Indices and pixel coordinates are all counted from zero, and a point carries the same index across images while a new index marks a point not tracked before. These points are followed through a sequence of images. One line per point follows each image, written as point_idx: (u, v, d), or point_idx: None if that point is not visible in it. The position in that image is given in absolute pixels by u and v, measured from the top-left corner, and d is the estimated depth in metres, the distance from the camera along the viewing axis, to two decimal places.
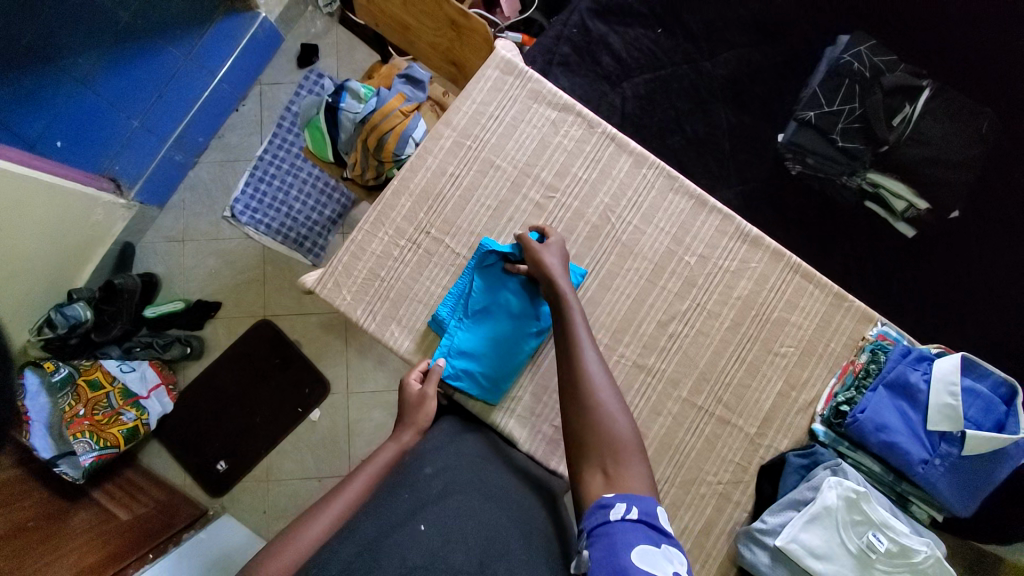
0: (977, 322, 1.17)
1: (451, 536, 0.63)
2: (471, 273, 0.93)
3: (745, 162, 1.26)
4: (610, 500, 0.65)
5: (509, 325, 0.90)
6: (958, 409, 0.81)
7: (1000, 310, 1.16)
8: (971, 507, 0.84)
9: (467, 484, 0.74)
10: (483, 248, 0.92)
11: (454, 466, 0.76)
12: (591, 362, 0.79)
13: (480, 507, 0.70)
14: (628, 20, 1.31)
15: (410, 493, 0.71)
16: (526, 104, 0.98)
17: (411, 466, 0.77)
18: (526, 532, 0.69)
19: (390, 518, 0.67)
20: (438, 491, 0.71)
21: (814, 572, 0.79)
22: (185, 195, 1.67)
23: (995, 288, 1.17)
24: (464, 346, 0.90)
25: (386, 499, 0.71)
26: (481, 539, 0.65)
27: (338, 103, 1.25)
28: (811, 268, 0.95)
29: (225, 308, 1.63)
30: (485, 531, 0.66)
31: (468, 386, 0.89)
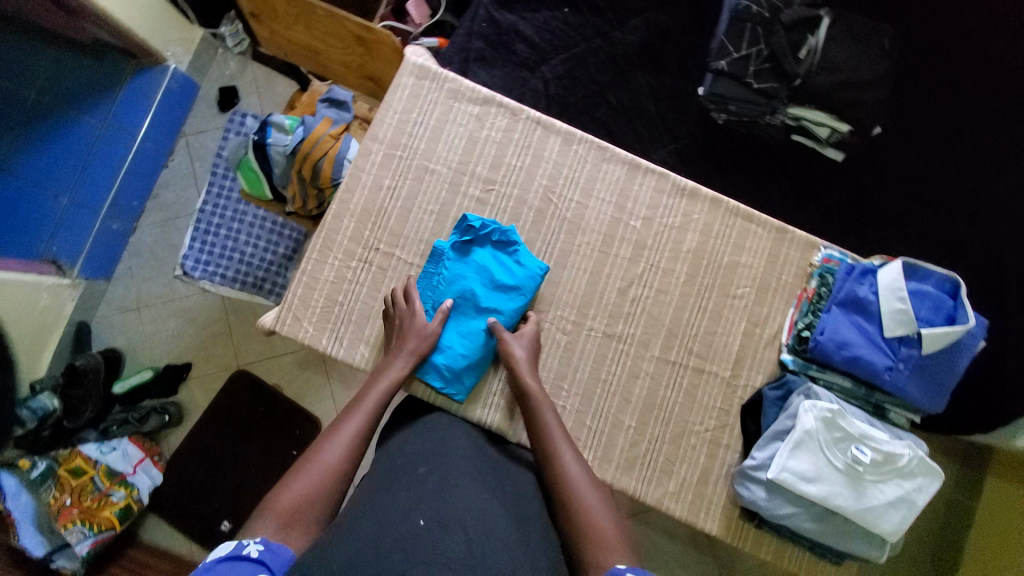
0: (916, 228, 1.23)
1: (451, 526, 0.60)
2: (428, 279, 0.92)
3: (673, 121, 1.31)
4: (620, 569, 0.61)
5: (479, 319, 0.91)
6: (908, 311, 0.84)
7: (936, 211, 1.23)
8: (943, 401, 0.88)
9: (463, 475, 0.70)
10: (437, 251, 0.93)
11: (446, 460, 0.74)
12: (570, 462, 0.77)
13: (480, 496, 0.67)
14: (534, 5, 1.32)
15: (406, 488, 0.67)
16: (448, 105, 0.99)
17: (406, 467, 0.73)
18: (519, 520, 0.68)
19: (388, 513, 0.63)
20: (437, 484, 0.67)
21: (808, 495, 0.82)
22: (132, 261, 1.62)
23: (924, 193, 1.24)
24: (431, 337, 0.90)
25: (379, 497, 0.67)
26: (481, 529, 0.61)
27: (264, 139, 1.23)
28: (749, 208, 0.99)
29: (197, 368, 1.59)
30: (488, 523, 0.63)
31: (432, 379, 0.89)
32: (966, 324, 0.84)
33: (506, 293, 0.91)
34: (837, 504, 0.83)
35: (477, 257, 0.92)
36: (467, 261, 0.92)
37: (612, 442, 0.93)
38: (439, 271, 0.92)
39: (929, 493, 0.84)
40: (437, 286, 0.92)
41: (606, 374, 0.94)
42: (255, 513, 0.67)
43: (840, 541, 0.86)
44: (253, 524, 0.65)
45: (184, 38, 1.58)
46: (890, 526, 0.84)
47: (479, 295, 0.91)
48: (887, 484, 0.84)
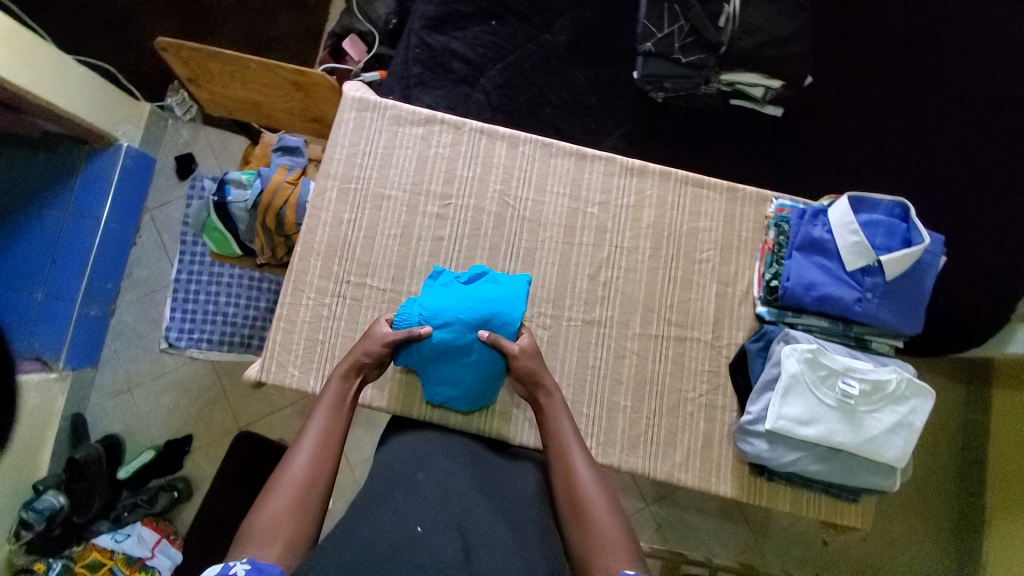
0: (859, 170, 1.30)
1: (450, 529, 0.64)
2: (410, 319, 0.89)
3: (615, 109, 1.35)
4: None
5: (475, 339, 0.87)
6: (864, 242, 0.87)
7: (871, 151, 1.31)
8: (919, 322, 0.90)
9: (463, 482, 0.72)
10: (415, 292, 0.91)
11: (441, 467, 0.74)
12: (580, 462, 0.76)
13: (476, 501, 0.69)
14: (462, 23, 1.36)
15: (405, 494, 0.69)
16: (392, 131, 1.01)
17: (403, 472, 0.73)
18: (517, 523, 0.69)
19: (388, 518, 0.65)
20: (437, 488, 0.69)
21: (807, 437, 0.84)
22: (115, 344, 1.61)
23: (857, 135, 1.32)
24: (434, 371, 0.88)
25: (379, 506, 0.68)
26: (477, 534, 0.65)
27: (224, 198, 1.25)
28: (698, 175, 1.02)
29: (198, 437, 1.58)
30: (483, 525, 0.66)
31: (454, 404, 0.91)
32: (922, 243, 0.86)
33: (499, 305, 0.88)
34: (837, 440, 0.84)
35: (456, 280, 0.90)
36: (444, 288, 0.89)
37: (612, 424, 0.94)
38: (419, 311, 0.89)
39: (925, 413, 0.86)
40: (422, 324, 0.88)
41: (593, 360, 0.96)
42: (235, 541, 0.66)
43: (848, 477, 0.87)
44: (234, 552, 0.65)
45: (132, 116, 1.60)
46: (894, 453, 0.85)
47: (468, 316, 0.87)
48: (882, 412, 0.85)
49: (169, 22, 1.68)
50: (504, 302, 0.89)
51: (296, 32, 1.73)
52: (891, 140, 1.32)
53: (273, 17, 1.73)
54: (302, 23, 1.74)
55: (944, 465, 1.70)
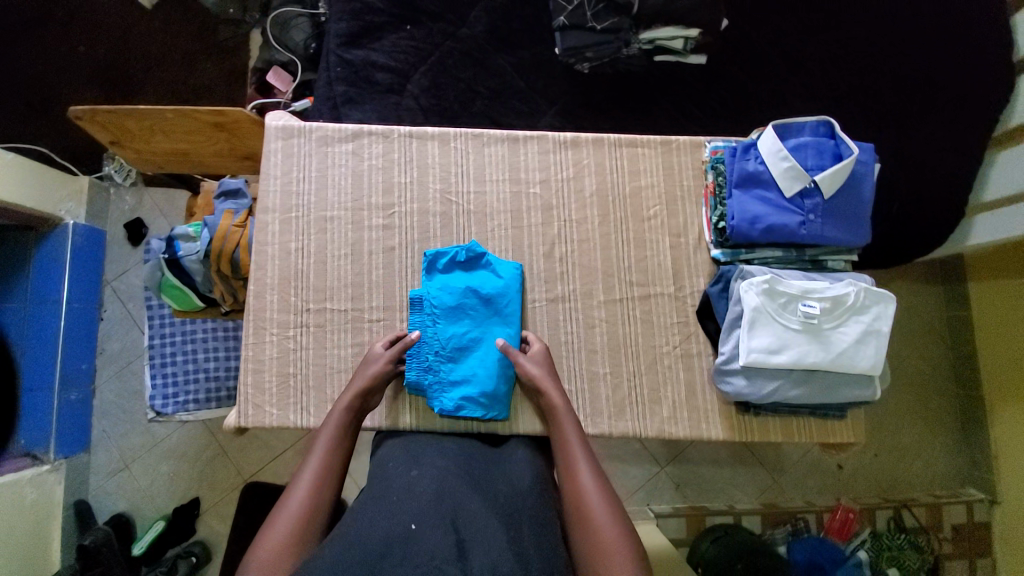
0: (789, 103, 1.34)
1: (442, 526, 0.61)
2: (420, 325, 0.93)
3: (545, 88, 1.36)
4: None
5: (489, 338, 0.93)
6: (797, 166, 0.88)
7: (798, 80, 1.34)
8: (866, 232, 0.93)
9: (454, 476, 0.73)
10: (417, 300, 0.94)
11: (434, 463, 0.77)
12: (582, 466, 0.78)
13: (470, 498, 0.68)
14: (377, 33, 1.35)
15: (399, 492, 0.69)
16: (322, 151, 1.00)
17: (399, 470, 0.76)
18: (511, 521, 0.67)
19: (381, 519, 0.63)
20: (431, 485, 0.70)
21: (780, 365, 0.85)
22: (103, 423, 1.58)
23: (781, 68, 1.35)
24: (453, 375, 0.91)
25: (371, 506, 0.67)
26: (472, 529, 0.62)
27: (175, 254, 1.23)
28: (631, 135, 1.03)
29: (206, 497, 1.56)
30: (476, 519, 0.64)
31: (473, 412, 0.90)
32: (852, 155, 0.88)
33: (499, 305, 0.94)
34: (811, 362, 0.85)
35: (459, 280, 0.95)
36: (452, 288, 0.93)
37: (596, 394, 0.95)
38: (427, 316, 0.93)
39: (889, 317, 0.89)
40: (434, 329, 0.92)
41: (565, 336, 0.97)
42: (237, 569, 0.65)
43: (829, 394, 0.89)
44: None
45: (75, 192, 1.56)
46: (868, 361, 0.87)
47: (483, 309, 0.94)
48: (848, 326, 0.87)
49: (89, 91, 1.65)
50: (503, 303, 0.94)
51: (219, 77, 1.71)
52: (816, 65, 1.34)
53: (193, 65, 1.70)
54: (223, 66, 1.72)
55: (936, 366, 1.74)
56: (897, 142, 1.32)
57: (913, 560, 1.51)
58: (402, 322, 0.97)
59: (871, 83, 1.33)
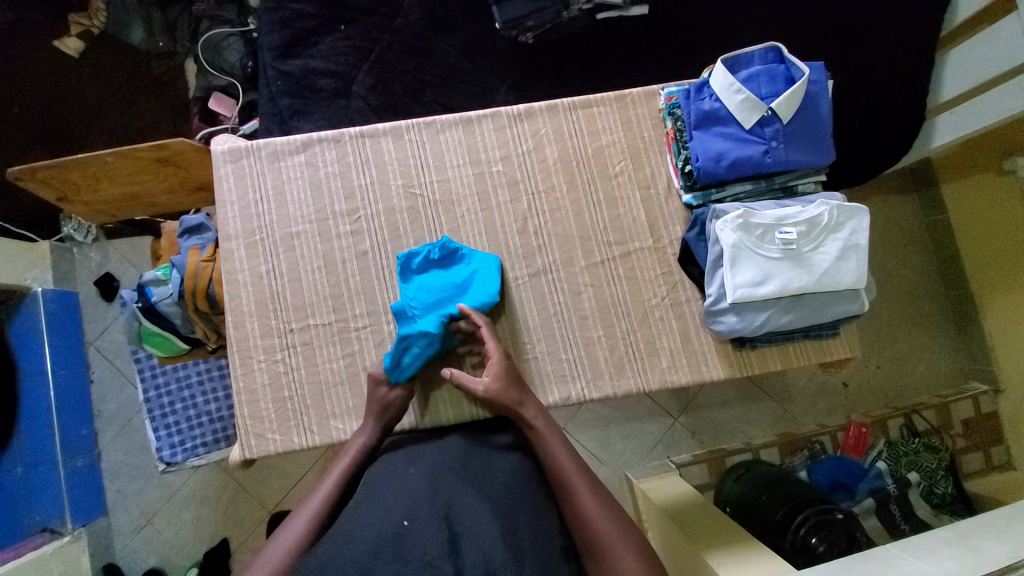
0: (735, 37, 1.33)
1: (434, 521, 0.64)
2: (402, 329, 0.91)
3: (492, 65, 1.33)
4: None
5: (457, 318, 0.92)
6: (751, 96, 0.87)
7: (741, 12, 1.33)
8: (829, 150, 0.93)
9: (449, 470, 0.74)
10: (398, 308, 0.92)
11: (432, 458, 0.78)
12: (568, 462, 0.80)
13: (464, 490, 0.70)
14: (312, 39, 1.31)
15: (395, 491, 0.71)
16: (274, 167, 0.97)
17: (398, 468, 0.78)
18: (504, 511, 0.69)
19: (375, 518, 0.66)
20: (425, 482, 0.71)
21: (767, 295, 0.86)
22: (117, 484, 1.56)
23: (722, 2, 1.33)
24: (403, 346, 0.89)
25: (366, 506, 0.69)
26: (466, 523, 0.65)
27: (149, 300, 1.20)
28: (584, 95, 1.01)
29: (234, 536, 1.55)
30: (470, 514, 0.66)
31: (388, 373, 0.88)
32: (803, 76, 0.88)
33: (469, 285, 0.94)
34: (797, 286, 0.86)
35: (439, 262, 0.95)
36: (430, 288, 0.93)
37: (594, 359, 0.95)
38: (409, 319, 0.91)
39: (865, 229, 0.89)
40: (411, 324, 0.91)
41: (553, 307, 0.96)
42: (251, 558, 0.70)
43: (819, 315, 0.89)
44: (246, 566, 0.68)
45: (36, 258, 1.51)
46: (851, 276, 0.88)
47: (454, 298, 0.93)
48: (827, 245, 0.87)
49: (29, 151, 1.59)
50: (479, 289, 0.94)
51: (161, 113, 1.66)
52: None
53: (131, 106, 1.64)
54: (164, 102, 1.66)
55: (922, 273, 1.77)
56: (848, 58, 1.32)
57: (928, 461, 1.54)
58: (389, 324, 0.95)
59: (815, 2, 1.32)
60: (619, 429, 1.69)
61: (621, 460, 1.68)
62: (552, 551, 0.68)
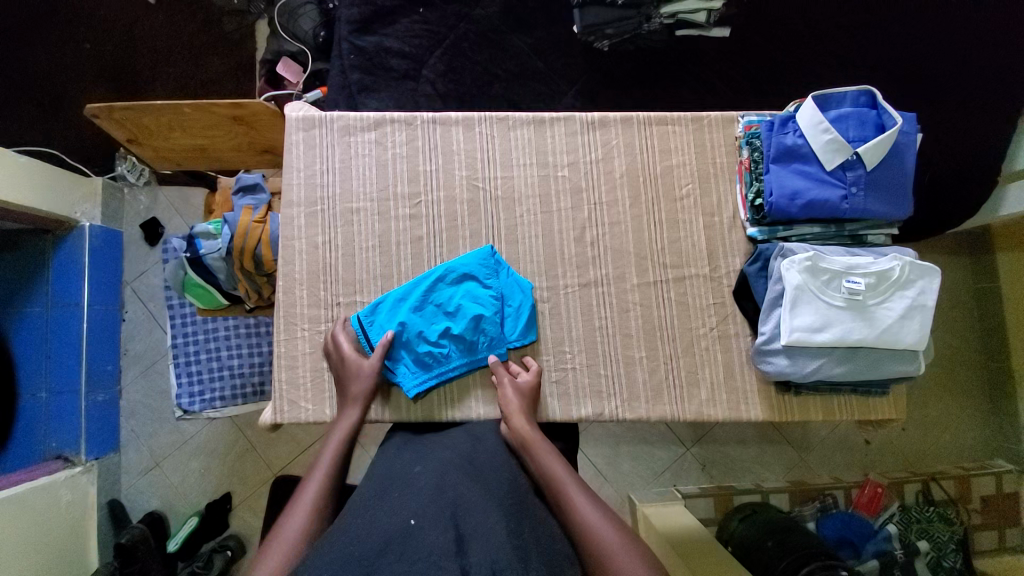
0: (815, 73, 1.30)
1: (440, 519, 0.62)
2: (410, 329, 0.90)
3: (564, 68, 1.32)
4: None
5: (435, 360, 0.90)
6: (838, 137, 0.85)
7: (824, 50, 1.30)
8: (908, 204, 0.90)
9: (455, 470, 0.74)
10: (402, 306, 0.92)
11: (439, 457, 0.78)
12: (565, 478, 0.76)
13: (472, 492, 0.69)
14: (390, 18, 1.31)
15: (402, 488, 0.70)
16: (344, 142, 0.97)
17: (401, 469, 0.77)
18: (516, 516, 0.66)
19: (381, 518, 0.64)
20: (431, 483, 0.70)
21: (824, 343, 0.83)
22: (132, 423, 1.60)
23: (806, 36, 1.30)
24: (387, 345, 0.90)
25: (373, 503, 0.68)
26: (472, 523, 0.62)
27: (197, 252, 1.22)
28: (660, 112, 1.00)
29: (237, 492, 1.58)
30: (477, 516, 0.63)
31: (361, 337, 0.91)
32: (895, 125, 0.85)
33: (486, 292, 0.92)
34: (857, 338, 0.83)
35: (467, 290, 0.92)
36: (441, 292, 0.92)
37: (632, 379, 0.94)
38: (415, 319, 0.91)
39: (934, 290, 0.86)
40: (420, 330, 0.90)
41: (599, 320, 0.95)
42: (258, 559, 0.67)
43: (872, 371, 0.87)
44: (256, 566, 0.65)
45: (88, 194, 1.55)
46: (913, 336, 0.85)
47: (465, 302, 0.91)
48: (893, 301, 0.85)
49: (98, 89, 1.63)
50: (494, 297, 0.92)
51: (229, 70, 1.68)
52: (845, 34, 1.29)
53: (200, 59, 1.67)
54: (232, 59, 1.69)
55: (964, 340, 1.72)
56: (931, 110, 1.27)
57: (942, 532, 1.48)
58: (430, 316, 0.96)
59: (903, 49, 1.28)
60: (629, 449, 1.68)
61: (627, 480, 1.66)
62: (558, 558, 0.63)
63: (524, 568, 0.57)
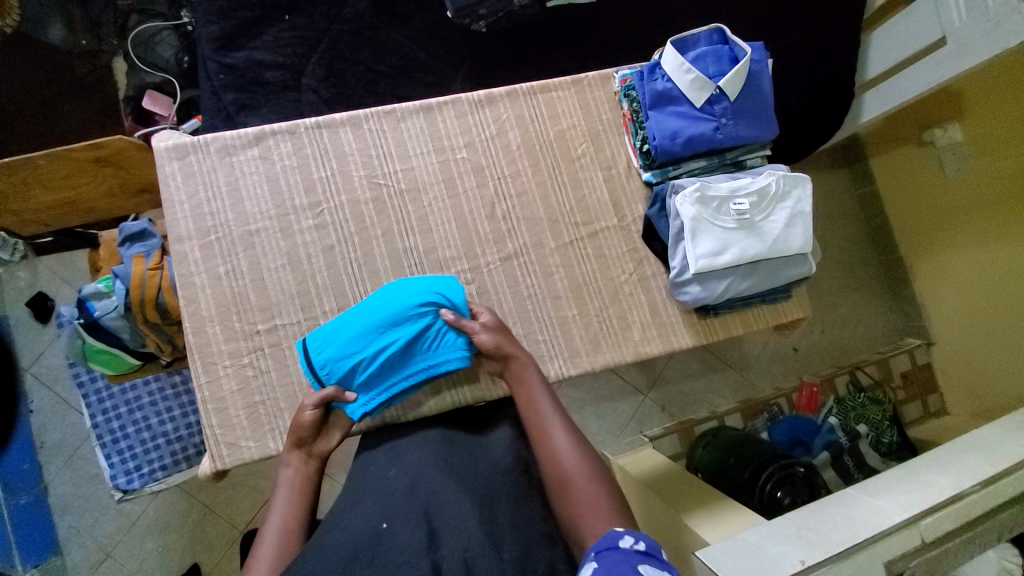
0: (679, 23, 1.39)
1: (413, 518, 0.64)
2: (363, 345, 0.86)
3: (447, 54, 1.32)
4: (619, 532, 0.64)
5: (390, 371, 0.87)
6: (700, 75, 0.92)
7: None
8: (773, 125, 0.99)
9: (431, 465, 0.74)
10: (349, 322, 0.87)
11: (411, 454, 0.79)
12: (560, 442, 0.80)
13: (445, 483, 0.70)
14: (255, 29, 1.24)
15: (377, 495, 0.71)
16: (226, 163, 0.92)
17: (378, 473, 0.78)
18: (486, 501, 0.69)
19: (357, 523, 0.66)
20: (406, 483, 0.71)
21: (726, 264, 0.91)
22: (70, 517, 1.45)
23: None
24: (342, 360, 0.85)
25: (348, 515, 0.69)
26: (445, 516, 0.64)
27: (91, 315, 1.12)
28: (542, 80, 1.03)
29: (207, 558, 1.48)
30: (451, 505, 0.65)
31: (303, 360, 0.86)
32: (745, 55, 0.92)
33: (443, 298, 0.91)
34: (752, 254, 0.92)
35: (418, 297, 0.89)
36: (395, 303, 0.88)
37: (569, 337, 0.98)
38: (366, 332, 0.86)
39: (809, 197, 0.95)
40: (371, 345, 0.86)
41: (527, 290, 0.98)
42: None
43: (773, 279, 0.96)
44: None
45: None
46: (799, 241, 0.94)
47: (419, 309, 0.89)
48: (777, 213, 0.93)
49: None
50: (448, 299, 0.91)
51: (89, 116, 1.51)
52: None
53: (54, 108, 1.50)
54: (91, 104, 1.52)
55: (857, 241, 1.93)
56: (783, 42, 1.41)
57: (874, 413, 1.68)
58: None
59: None
60: (593, 410, 1.74)
61: (597, 439, 1.73)
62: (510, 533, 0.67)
63: (497, 557, 0.60)
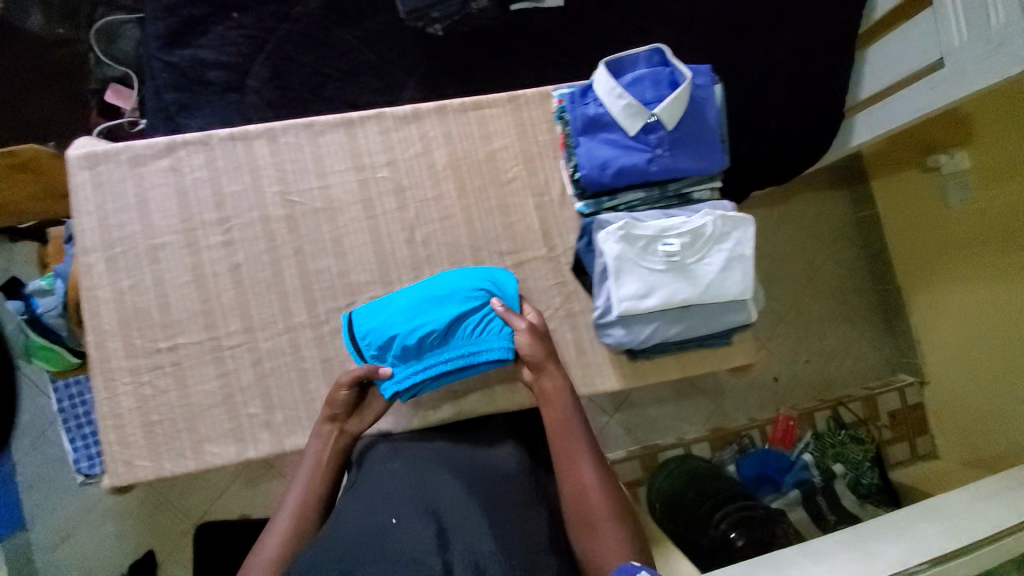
0: (651, 32, 1.29)
1: (425, 517, 0.63)
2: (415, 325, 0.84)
3: (400, 58, 1.26)
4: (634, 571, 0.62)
5: (432, 352, 0.85)
6: (633, 101, 0.84)
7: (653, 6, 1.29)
8: (720, 156, 0.90)
9: (438, 469, 0.75)
10: (399, 302, 0.85)
11: (416, 457, 0.79)
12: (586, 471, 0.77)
13: (452, 487, 0.70)
14: (201, 27, 1.21)
15: (385, 491, 0.71)
16: (136, 174, 0.89)
17: (387, 469, 0.78)
18: (492, 506, 0.69)
19: (365, 516, 0.66)
20: (411, 485, 0.71)
21: (651, 309, 0.84)
22: (34, 498, 1.48)
23: None
24: (389, 338, 0.84)
25: (359, 506, 0.69)
26: (453, 516, 0.64)
27: (33, 312, 1.14)
28: (474, 96, 0.97)
29: (161, 549, 1.51)
30: (457, 509, 0.66)
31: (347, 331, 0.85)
32: (685, 80, 0.84)
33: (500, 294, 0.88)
34: (682, 299, 0.84)
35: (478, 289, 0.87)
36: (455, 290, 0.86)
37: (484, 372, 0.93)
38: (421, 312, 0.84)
39: (750, 239, 0.87)
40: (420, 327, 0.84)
41: None
42: None
43: (708, 326, 0.89)
44: None
45: None
46: (736, 287, 0.86)
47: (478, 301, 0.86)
48: (711, 257, 0.85)
49: None
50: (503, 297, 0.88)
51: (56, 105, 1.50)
52: None
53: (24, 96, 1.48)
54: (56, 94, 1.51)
55: (852, 267, 1.78)
56: (764, 56, 1.29)
57: (855, 453, 1.59)
58: (265, 341, 0.90)
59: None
60: None
61: None
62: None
63: (508, 560, 0.60)
